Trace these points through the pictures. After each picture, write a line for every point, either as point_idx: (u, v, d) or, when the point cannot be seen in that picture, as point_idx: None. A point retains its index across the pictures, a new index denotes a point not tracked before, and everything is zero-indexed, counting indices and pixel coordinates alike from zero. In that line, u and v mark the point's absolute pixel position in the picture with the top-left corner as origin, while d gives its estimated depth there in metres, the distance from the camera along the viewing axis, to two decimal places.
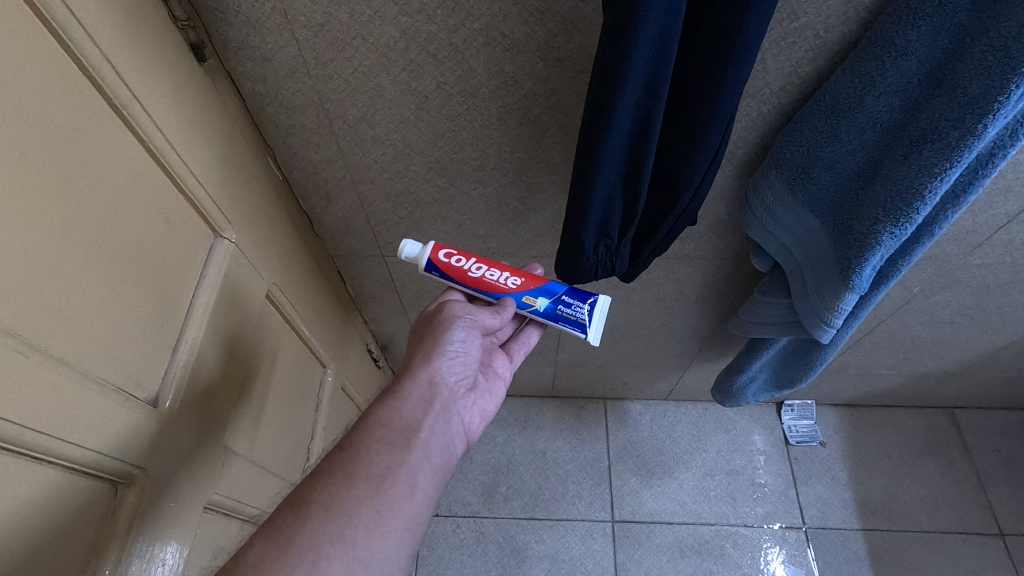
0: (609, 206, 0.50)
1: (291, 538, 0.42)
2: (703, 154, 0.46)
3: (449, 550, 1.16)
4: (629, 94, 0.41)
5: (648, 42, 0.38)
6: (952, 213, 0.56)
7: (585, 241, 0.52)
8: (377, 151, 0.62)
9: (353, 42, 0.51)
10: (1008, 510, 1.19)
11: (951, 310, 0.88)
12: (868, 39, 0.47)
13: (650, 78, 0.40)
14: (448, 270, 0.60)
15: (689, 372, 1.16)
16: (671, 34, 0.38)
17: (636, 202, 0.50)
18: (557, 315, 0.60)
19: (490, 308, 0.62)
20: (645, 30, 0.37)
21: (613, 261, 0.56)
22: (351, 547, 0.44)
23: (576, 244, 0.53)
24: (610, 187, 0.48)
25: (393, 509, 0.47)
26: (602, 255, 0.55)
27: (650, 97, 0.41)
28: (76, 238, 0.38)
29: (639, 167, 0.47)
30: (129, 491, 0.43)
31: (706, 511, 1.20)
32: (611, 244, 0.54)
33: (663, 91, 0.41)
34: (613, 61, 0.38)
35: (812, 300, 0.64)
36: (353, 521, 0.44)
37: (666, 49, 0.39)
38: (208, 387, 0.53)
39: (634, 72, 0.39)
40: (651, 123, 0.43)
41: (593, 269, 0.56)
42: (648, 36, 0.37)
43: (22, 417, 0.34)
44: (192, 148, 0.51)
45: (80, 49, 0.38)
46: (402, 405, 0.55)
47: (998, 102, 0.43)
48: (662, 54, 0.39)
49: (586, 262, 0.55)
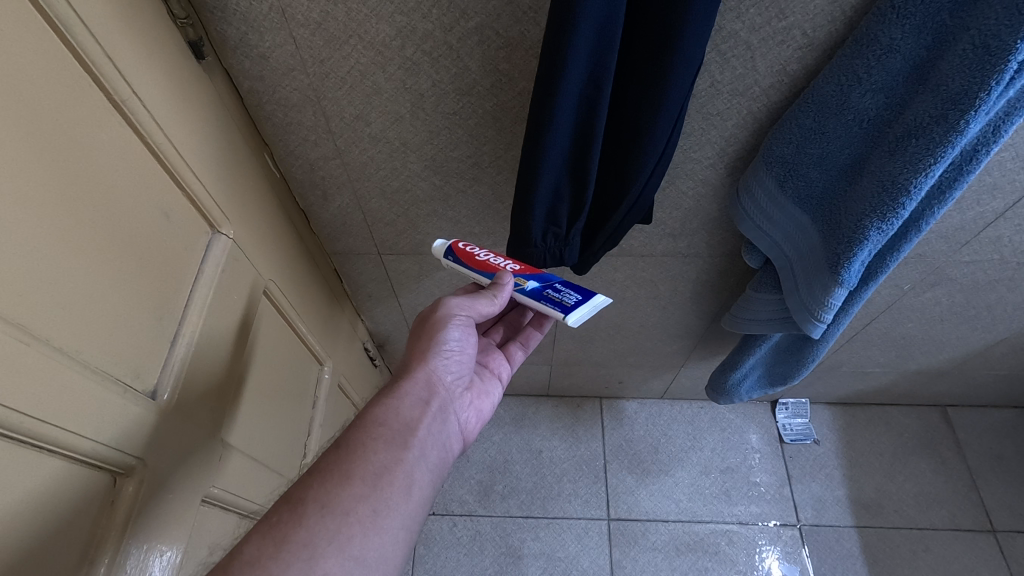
0: (555, 195, 0.51)
1: (288, 535, 0.43)
2: (649, 152, 0.47)
3: (445, 548, 1.16)
4: (572, 84, 0.42)
5: (588, 33, 0.39)
6: (937, 209, 0.57)
7: (532, 227, 0.54)
8: (374, 149, 0.63)
9: (348, 41, 0.52)
10: (1000, 507, 1.20)
11: (940, 308, 0.89)
12: (853, 39, 0.48)
13: (593, 70, 0.42)
14: (459, 252, 0.62)
15: (684, 370, 1.17)
16: (612, 27, 0.40)
17: (582, 196, 0.51)
18: (541, 296, 0.57)
19: (487, 292, 0.60)
20: (585, 21, 0.38)
21: (562, 251, 0.57)
22: (348, 544, 0.44)
23: (523, 229, 0.54)
24: (557, 176, 0.49)
25: (389, 507, 0.48)
26: (550, 243, 0.56)
27: (594, 89, 0.43)
28: (75, 235, 0.39)
29: (585, 159, 0.48)
30: (128, 481, 0.44)
31: (700, 509, 1.20)
32: (560, 234, 0.55)
33: (607, 84, 0.43)
34: (557, 52, 0.40)
35: (802, 296, 0.65)
36: (349, 519, 0.45)
37: (609, 42, 0.40)
38: (207, 381, 0.53)
39: (576, 62, 0.41)
40: (596, 116, 0.45)
41: (542, 257, 0.57)
42: (588, 26, 0.39)
43: (23, 405, 0.35)
44: (189, 145, 0.51)
45: (83, 47, 0.39)
46: (399, 403, 0.55)
47: (980, 98, 0.44)
48: (605, 46, 0.41)
49: (535, 248, 0.56)
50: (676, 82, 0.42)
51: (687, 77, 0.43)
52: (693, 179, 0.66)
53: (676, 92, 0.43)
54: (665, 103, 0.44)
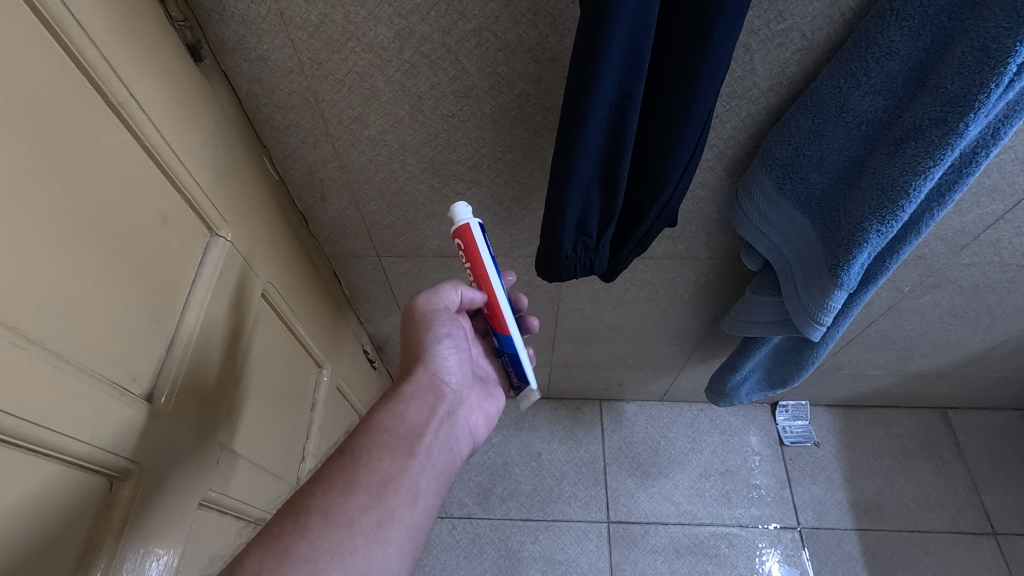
0: (586, 204, 0.51)
1: (289, 549, 0.42)
2: (679, 155, 0.47)
3: (445, 551, 1.16)
4: (604, 92, 0.42)
5: (622, 43, 0.39)
6: (937, 212, 0.56)
7: (564, 237, 0.53)
8: (372, 151, 0.63)
9: (348, 43, 0.51)
10: (1001, 510, 1.20)
11: (940, 310, 0.89)
12: (852, 41, 0.48)
13: (625, 79, 0.42)
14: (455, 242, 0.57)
15: (684, 372, 1.17)
16: (644, 36, 0.39)
17: (613, 203, 0.51)
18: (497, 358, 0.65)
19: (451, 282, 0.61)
20: (617, 31, 0.38)
21: (592, 260, 0.56)
22: (351, 559, 0.44)
23: (554, 240, 0.53)
24: (587, 184, 0.49)
25: (394, 519, 0.47)
26: (581, 254, 0.55)
27: (625, 98, 0.43)
28: (72, 240, 0.39)
29: (615, 167, 0.48)
30: (123, 485, 0.43)
31: (701, 512, 1.20)
32: (590, 243, 0.55)
33: (638, 92, 0.43)
34: (587, 62, 0.40)
35: (802, 298, 0.65)
36: (352, 531, 0.45)
37: (640, 51, 0.40)
38: (205, 384, 0.53)
39: (608, 72, 0.40)
40: (626, 124, 0.45)
41: (573, 267, 0.56)
42: (621, 36, 0.39)
43: (20, 409, 0.35)
44: (186, 147, 0.51)
45: (79, 49, 0.39)
46: (404, 409, 0.55)
47: (979, 101, 0.44)
48: (637, 55, 0.40)
49: (566, 260, 0.55)
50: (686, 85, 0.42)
51: (684, 83, 0.43)
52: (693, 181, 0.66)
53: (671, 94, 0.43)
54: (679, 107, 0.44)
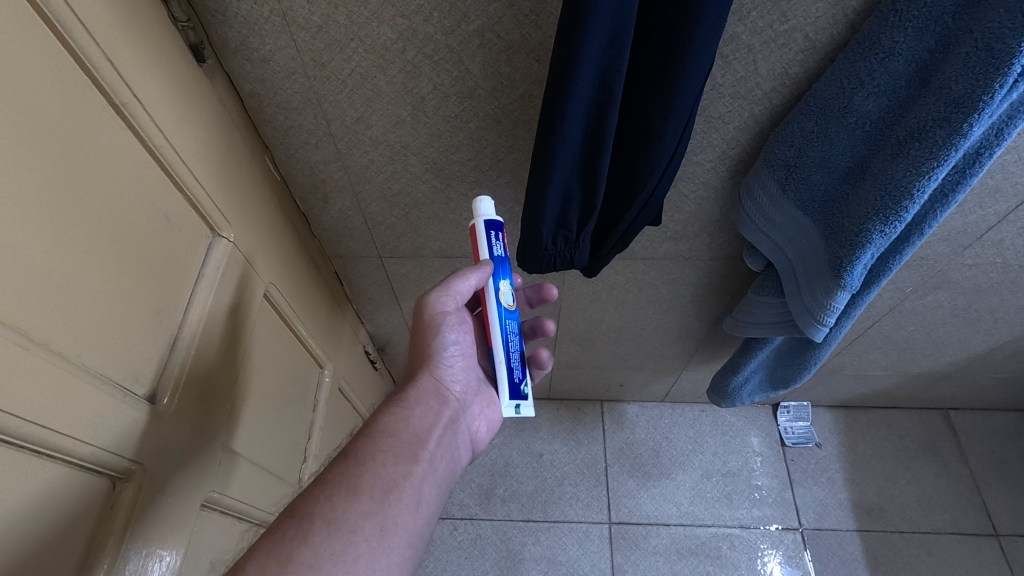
0: (565, 198, 0.51)
1: (292, 555, 0.42)
2: (660, 153, 0.47)
3: (446, 552, 1.16)
4: (584, 86, 0.42)
5: (601, 37, 0.39)
6: (940, 212, 0.56)
7: (542, 230, 0.53)
8: (375, 152, 0.63)
9: (350, 44, 0.51)
10: (1002, 510, 1.20)
11: (942, 311, 0.89)
12: (856, 41, 0.48)
13: (605, 73, 0.42)
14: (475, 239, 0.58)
15: (686, 373, 1.16)
16: (624, 31, 0.39)
17: (592, 199, 0.51)
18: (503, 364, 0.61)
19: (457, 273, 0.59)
20: (597, 25, 0.38)
21: (571, 253, 0.57)
22: (354, 565, 0.44)
23: (533, 232, 0.54)
24: (567, 178, 0.49)
25: (396, 526, 0.47)
26: (560, 246, 0.56)
27: (605, 92, 0.43)
28: (76, 243, 0.39)
29: (596, 163, 0.48)
30: (127, 485, 0.43)
31: (702, 513, 1.20)
32: (570, 237, 0.55)
33: (618, 88, 0.43)
34: (568, 56, 0.40)
35: (804, 299, 0.65)
36: (355, 538, 0.44)
37: (621, 46, 0.40)
38: (208, 384, 0.53)
39: (586, 66, 0.40)
40: (607, 120, 0.45)
41: (552, 260, 0.57)
42: (600, 28, 0.39)
43: (21, 410, 0.34)
44: (190, 148, 0.51)
45: (82, 48, 0.39)
46: (409, 414, 0.55)
47: (983, 101, 0.43)
48: (617, 49, 0.40)
49: (545, 252, 0.56)
50: (685, 85, 0.42)
51: (687, 85, 0.43)
52: (694, 182, 0.66)
53: (673, 94, 0.43)
54: (676, 108, 0.44)
